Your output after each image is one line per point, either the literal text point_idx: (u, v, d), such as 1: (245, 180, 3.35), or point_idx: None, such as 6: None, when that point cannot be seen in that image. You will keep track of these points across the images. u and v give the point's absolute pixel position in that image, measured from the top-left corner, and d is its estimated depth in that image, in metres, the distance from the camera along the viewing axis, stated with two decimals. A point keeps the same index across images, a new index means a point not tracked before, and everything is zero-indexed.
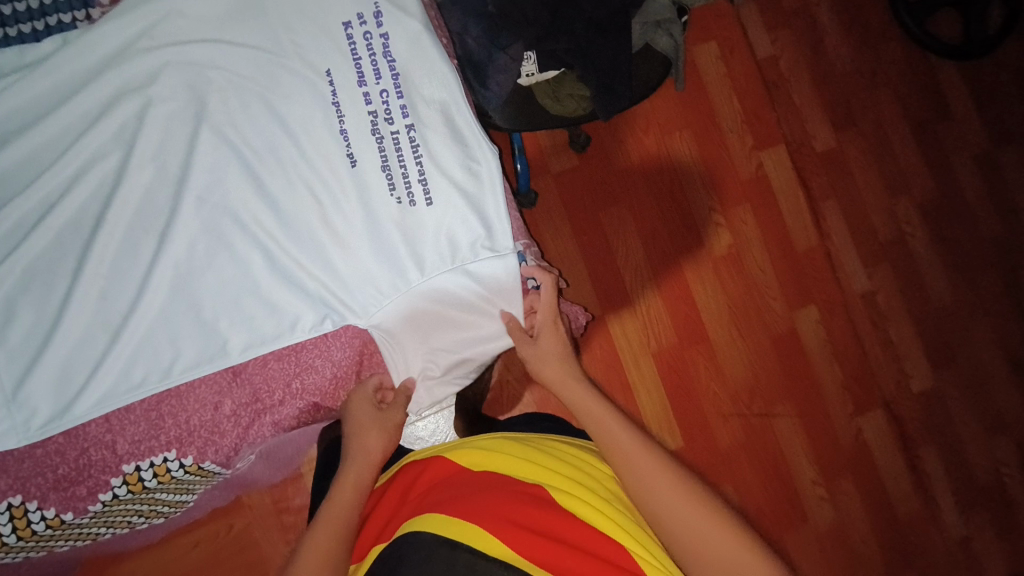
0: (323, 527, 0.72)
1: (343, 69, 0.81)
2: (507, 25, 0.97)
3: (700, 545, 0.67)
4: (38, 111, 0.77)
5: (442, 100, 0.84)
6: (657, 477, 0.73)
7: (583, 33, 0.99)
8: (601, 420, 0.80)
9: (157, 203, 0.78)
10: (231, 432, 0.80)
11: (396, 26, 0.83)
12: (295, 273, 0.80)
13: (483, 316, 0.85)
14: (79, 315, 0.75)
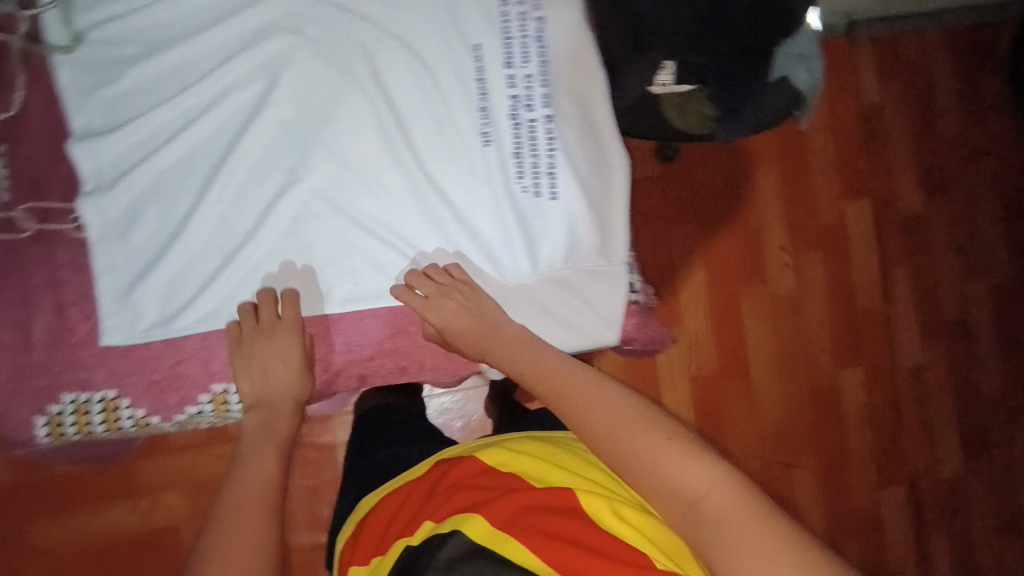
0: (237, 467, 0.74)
1: (493, 46, 0.80)
2: (654, 30, 0.94)
3: (626, 450, 0.63)
4: (195, 25, 0.76)
5: (585, 97, 0.83)
6: (631, 423, 0.65)
7: (726, 52, 0.94)
8: (550, 387, 0.72)
9: (290, 141, 0.78)
10: (317, 374, 0.83)
11: (554, 13, 0.82)
12: (410, 238, 0.81)
13: (583, 325, 0.84)
14: (200, 236, 0.76)
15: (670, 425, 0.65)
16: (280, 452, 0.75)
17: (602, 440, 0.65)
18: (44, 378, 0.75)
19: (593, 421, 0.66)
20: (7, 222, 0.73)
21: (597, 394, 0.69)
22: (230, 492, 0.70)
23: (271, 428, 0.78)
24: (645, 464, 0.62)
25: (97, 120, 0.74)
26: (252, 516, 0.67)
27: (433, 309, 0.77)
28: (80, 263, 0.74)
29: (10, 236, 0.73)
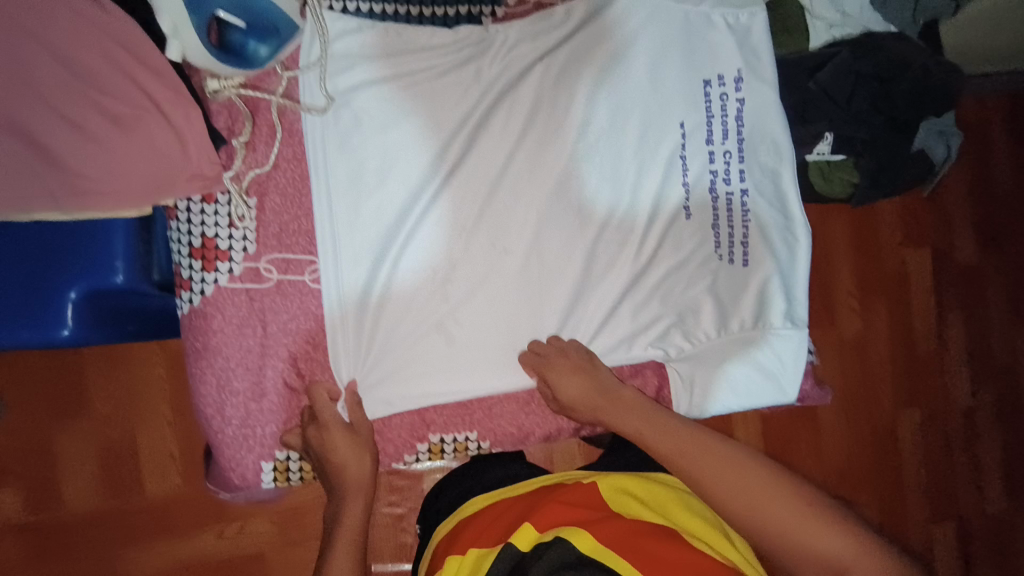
0: (340, 499, 0.80)
1: (697, 124, 0.86)
2: (821, 106, 1.00)
3: (761, 509, 0.68)
4: (433, 94, 0.80)
5: (775, 169, 0.87)
6: (755, 484, 0.70)
7: (884, 127, 1.01)
8: (674, 439, 0.76)
9: (512, 208, 0.83)
10: (528, 430, 0.87)
11: (753, 94, 0.87)
12: (616, 303, 0.86)
13: (782, 380, 0.87)
14: (426, 295, 0.82)
15: (796, 492, 0.69)
16: (356, 505, 0.80)
17: (725, 504, 0.70)
18: (274, 425, 0.79)
19: (721, 493, 0.70)
20: (251, 272, 0.77)
21: (726, 467, 0.72)
22: (335, 526, 0.79)
23: (357, 478, 0.79)
24: (773, 537, 0.67)
25: (340, 181, 0.78)
26: (337, 548, 0.77)
27: (551, 373, 0.81)
28: (314, 314, 0.79)
29: (254, 286, 0.77)
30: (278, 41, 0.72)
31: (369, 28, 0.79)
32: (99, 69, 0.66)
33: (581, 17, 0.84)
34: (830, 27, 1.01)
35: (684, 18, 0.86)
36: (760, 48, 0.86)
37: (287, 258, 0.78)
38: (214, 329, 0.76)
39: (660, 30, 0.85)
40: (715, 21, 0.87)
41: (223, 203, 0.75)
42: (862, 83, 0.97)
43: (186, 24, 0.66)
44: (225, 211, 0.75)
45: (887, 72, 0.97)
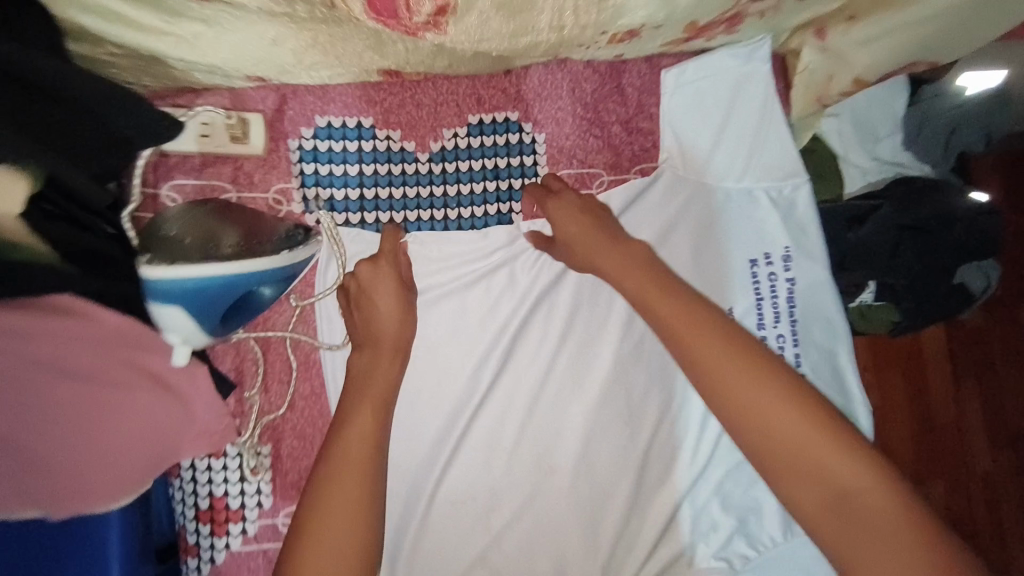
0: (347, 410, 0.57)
1: (746, 307, 0.79)
2: (857, 256, 0.94)
3: (788, 436, 0.53)
4: (463, 305, 0.74)
5: (832, 349, 0.81)
6: (792, 438, 0.53)
7: (922, 276, 0.92)
8: (715, 378, 0.55)
9: (551, 423, 0.75)
10: None
11: (803, 273, 0.80)
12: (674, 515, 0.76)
13: None
14: (465, 524, 0.73)
15: (851, 458, 0.52)
16: (362, 436, 0.55)
17: (753, 438, 0.54)
18: None
19: (750, 408, 0.54)
20: (268, 528, 0.68)
21: (738, 382, 0.54)
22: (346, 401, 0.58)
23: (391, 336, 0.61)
24: (810, 476, 0.52)
25: None
26: (348, 431, 0.55)
27: (547, 208, 0.68)
28: None
29: (272, 544, 0.67)
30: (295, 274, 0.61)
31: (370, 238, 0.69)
32: (84, 352, 0.55)
33: (620, 203, 0.76)
34: (864, 173, 0.97)
35: (725, 196, 0.80)
36: (807, 223, 0.80)
37: None
38: None
39: (699, 213, 0.79)
40: (758, 197, 0.80)
41: (232, 457, 0.67)
42: (898, 236, 0.90)
43: (201, 330, 0.57)
44: (235, 464, 0.67)
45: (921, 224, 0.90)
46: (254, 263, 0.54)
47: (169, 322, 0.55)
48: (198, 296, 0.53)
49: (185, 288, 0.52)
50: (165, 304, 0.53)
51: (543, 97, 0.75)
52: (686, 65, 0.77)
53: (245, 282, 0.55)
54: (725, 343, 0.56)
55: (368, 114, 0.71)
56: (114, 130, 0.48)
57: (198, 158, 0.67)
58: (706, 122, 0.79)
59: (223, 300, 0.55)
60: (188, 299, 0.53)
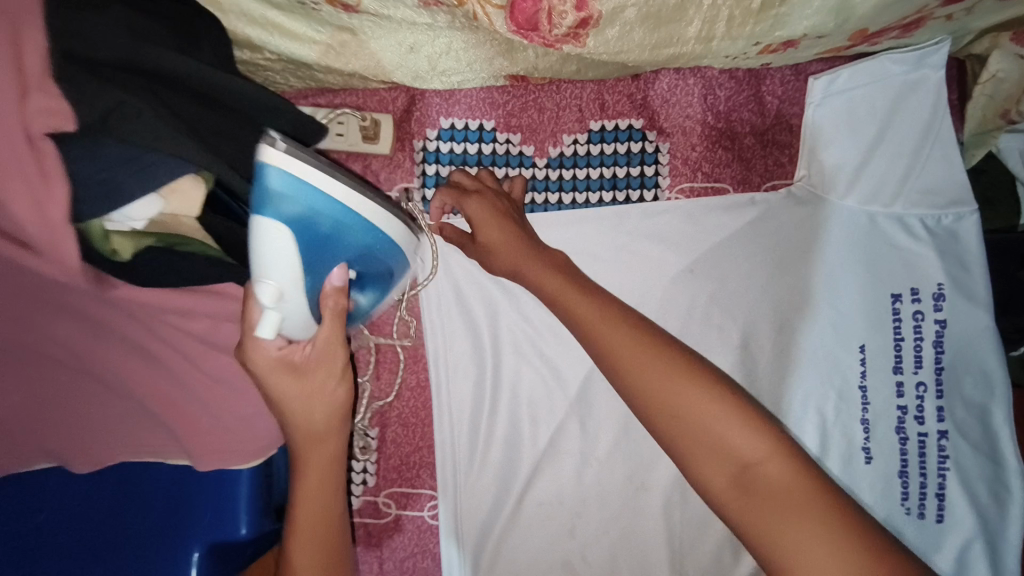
0: (299, 475, 0.57)
1: (882, 348, 0.70)
2: None
3: (646, 373, 0.51)
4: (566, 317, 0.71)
5: (985, 406, 0.69)
6: (648, 382, 0.51)
7: None
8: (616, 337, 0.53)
9: (645, 446, 0.71)
10: None
11: (958, 315, 0.69)
12: None
13: None
14: (547, 540, 0.71)
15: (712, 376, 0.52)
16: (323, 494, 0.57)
17: (616, 371, 0.53)
18: None
19: (606, 345, 0.54)
20: (369, 505, 0.73)
21: (609, 338, 0.54)
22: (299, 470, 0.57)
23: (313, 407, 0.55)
24: (615, 364, 0.53)
25: (462, 409, 0.71)
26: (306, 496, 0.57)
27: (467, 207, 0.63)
28: (429, 550, 0.73)
29: (373, 520, 0.73)
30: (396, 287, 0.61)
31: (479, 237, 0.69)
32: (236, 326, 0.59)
33: (743, 219, 0.71)
34: None
35: (871, 220, 0.70)
36: (969, 258, 0.69)
37: (406, 492, 0.73)
38: None
39: (838, 236, 0.70)
40: (911, 223, 0.70)
41: None
42: None
43: (293, 271, 0.50)
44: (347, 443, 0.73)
45: None
46: (383, 213, 0.51)
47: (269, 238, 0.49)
48: (313, 218, 0.48)
49: (309, 196, 0.47)
50: (275, 217, 0.48)
51: (671, 104, 0.71)
52: (839, 71, 0.69)
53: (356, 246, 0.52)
54: (599, 303, 0.57)
55: (491, 117, 0.71)
56: (269, 134, 0.53)
57: (332, 155, 0.71)
58: (858, 137, 0.70)
59: (332, 241, 0.50)
60: (302, 224, 0.48)
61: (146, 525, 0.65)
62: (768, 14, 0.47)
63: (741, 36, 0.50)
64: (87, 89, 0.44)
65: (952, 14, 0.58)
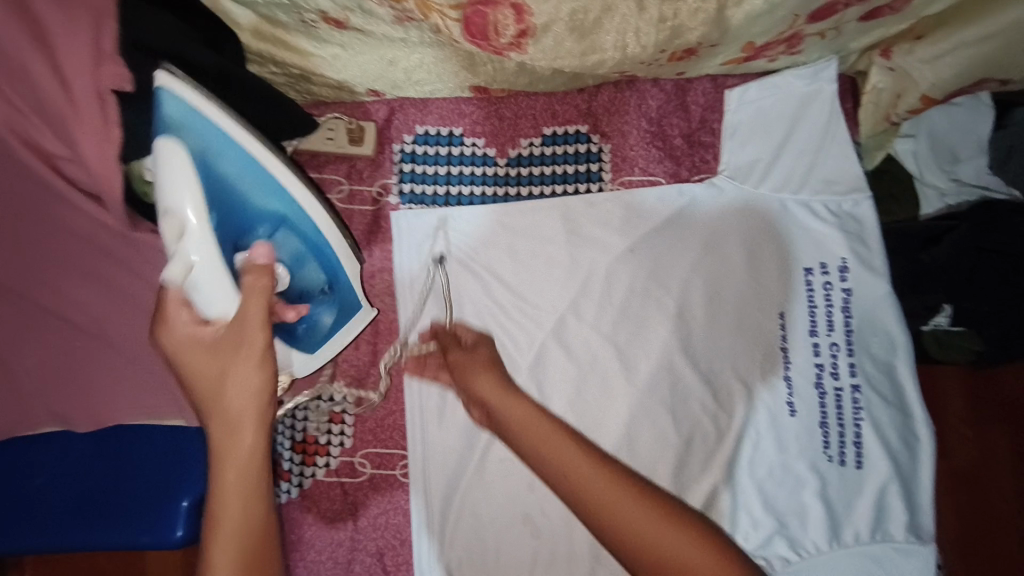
0: (218, 465, 0.56)
1: (800, 314, 0.82)
2: (939, 274, 0.91)
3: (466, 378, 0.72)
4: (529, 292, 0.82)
5: (890, 362, 0.80)
6: (487, 394, 0.70)
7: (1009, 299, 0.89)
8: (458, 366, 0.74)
9: (596, 407, 0.80)
10: None
11: (860, 284, 0.81)
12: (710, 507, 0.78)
13: None
14: (512, 495, 0.79)
15: (622, 471, 0.60)
16: (242, 496, 0.56)
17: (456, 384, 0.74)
18: None
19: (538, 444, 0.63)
20: (347, 465, 0.81)
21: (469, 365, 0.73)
22: (221, 455, 0.56)
23: (243, 392, 0.56)
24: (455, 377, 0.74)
25: (432, 374, 0.80)
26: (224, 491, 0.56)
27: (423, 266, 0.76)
28: (402, 506, 0.80)
29: (349, 479, 0.80)
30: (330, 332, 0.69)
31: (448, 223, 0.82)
32: None
33: (674, 206, 0.83)
34: (943, 195, 0.95)
35: (782, 206, 0.84)
36: (867, 237, 0.82)
37: (380, 452, 0.81)
38: (310, 522, 0.80)
39: (754, 219, 0.83)
40: (816, 209, 0.83)
41: (326, 400, 0.81)
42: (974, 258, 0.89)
43: (192, 204, 0.55)
44: (329, 406, 0.81)
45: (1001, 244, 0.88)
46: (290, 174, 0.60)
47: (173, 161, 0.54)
48: (225, 163, 0.57)
49: (217, 136, 0.56)
50: (176, 145, 0.54)
51: (611, 112, 0.85)
52: (749, 84, 0.83)
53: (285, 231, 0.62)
54: (534, 406, 0.66)
55: (459, 123, 0.84)
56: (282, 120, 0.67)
57: (322, 156, 0.83)
58: (769, 138, 0.84)
59: (238, 184, 0.57)
60: (204, 155, 0.55)
61: (142, 482, 0.72)
62: (666, 25, 0.62)
63: (650, 45, 0.65)
64: (151, 67, 0.55)
65: (824, 32, 0.73)
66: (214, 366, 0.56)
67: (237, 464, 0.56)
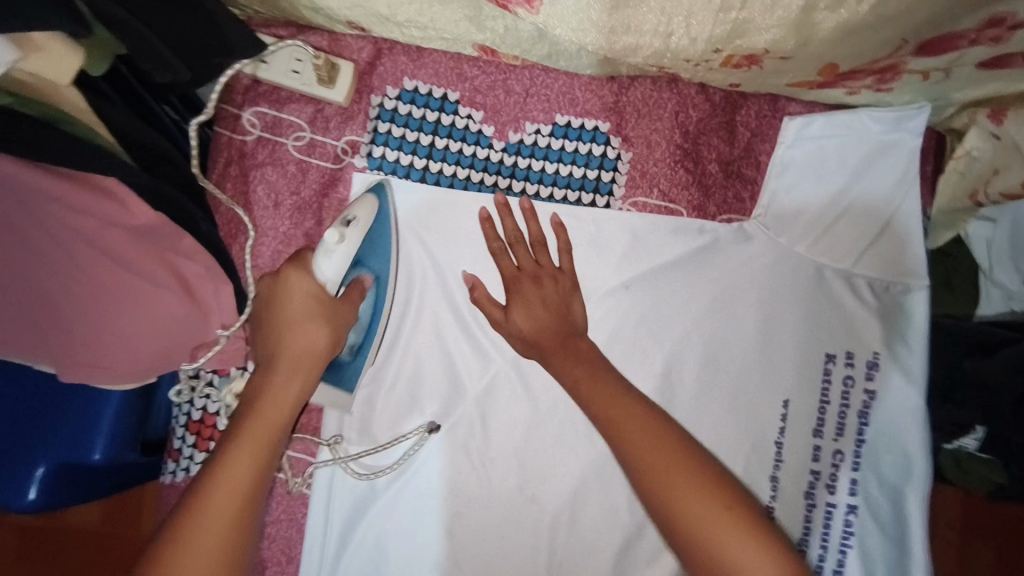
0: (280, 330, 0.59)
1: (808, 407, 0.67)
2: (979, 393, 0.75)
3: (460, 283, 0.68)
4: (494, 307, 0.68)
5: (899, 488, 0.66)
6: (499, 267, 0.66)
7: None
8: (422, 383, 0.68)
9: (544, 462, 0.67)
10: None
11: (889, 389, 0.67)
12: None
13: None
14: (424, 538, 0.67)
15: (722, 487, 0.52)
16: (249, 457, 0.54)
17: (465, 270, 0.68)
18: None
19: (624, 423, 0.56)
20: None
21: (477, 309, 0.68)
22: (273, 357, 0.58)
23: (304, 353, 0.58)
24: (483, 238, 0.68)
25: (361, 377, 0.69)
26: (233, 454, 0.53)
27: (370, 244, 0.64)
28: (294, 522, 0.68)
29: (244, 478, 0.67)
30: (361, 349, 0.66)
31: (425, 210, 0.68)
32: (126, 237, 0.54)
33: (690, 246, 0.69)
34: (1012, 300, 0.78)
35: (819, 275, 0.68)
36: (912, 334, 0.67)
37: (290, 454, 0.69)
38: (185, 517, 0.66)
39: (782, 284, 0.68)
40: (859, 287, 0.68)
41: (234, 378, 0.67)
42: None
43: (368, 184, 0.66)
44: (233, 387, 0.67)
45: None
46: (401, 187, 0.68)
47: (360, 215, 0.61)
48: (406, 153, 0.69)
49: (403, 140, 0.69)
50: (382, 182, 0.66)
51: (642, 115, 0.69)
52: (815, 117, 0.68)
53: (354, 246, 0.60)
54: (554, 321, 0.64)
55: (456, 88, 0.69)
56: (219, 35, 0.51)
57: (286, 91, 0.68)
58: (823, 186, 0.68)
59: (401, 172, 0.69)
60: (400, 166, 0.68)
61: None
62: (730, 16, 0.46)
63: (699, 40, 0.50)
64: None
65: (929, 72, 0.57)
66: (277, 325, 0.59)
67: (285, 381, 0.58)
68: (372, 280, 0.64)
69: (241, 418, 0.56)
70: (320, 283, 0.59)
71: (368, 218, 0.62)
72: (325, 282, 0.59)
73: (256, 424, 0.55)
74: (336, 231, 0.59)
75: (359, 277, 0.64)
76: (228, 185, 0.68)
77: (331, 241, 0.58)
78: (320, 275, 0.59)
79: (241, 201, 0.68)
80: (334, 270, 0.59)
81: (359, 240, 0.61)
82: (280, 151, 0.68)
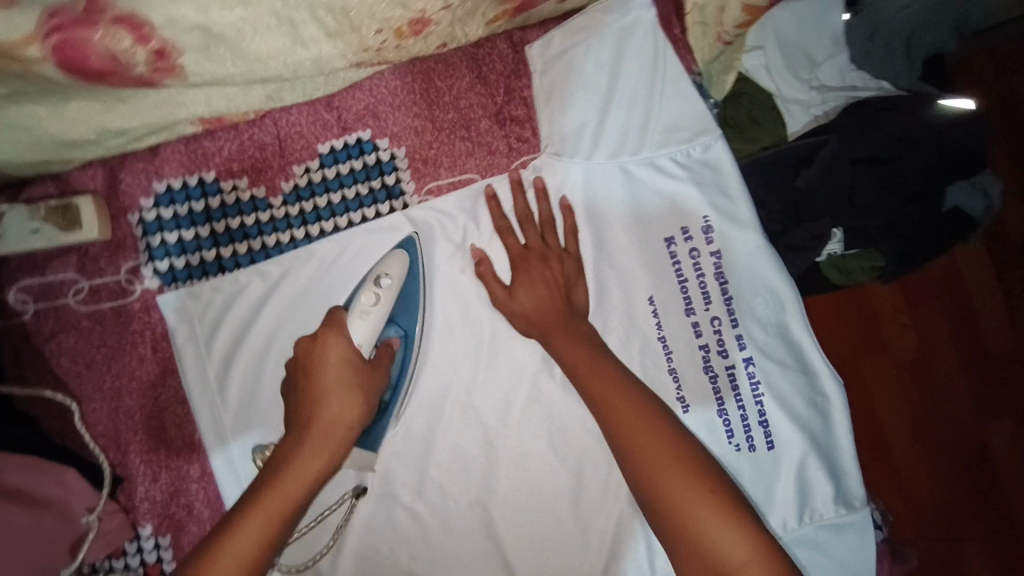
0: (318, 396, 0.57)
1: (670, 294, 0.70)
2: (827, 205, 0.75)
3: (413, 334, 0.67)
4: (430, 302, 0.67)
5: (781, 322, 0.70)
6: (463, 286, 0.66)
7: (896, 203, 0.74)
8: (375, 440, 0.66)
9: (472, 467, 0.67)
10: None
11: (730, 242, 0.69)
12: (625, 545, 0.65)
13: None
14: None
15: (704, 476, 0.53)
16: (267, 511, 0.52)
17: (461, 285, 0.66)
18: None
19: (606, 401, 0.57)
20: None
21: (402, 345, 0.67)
22: (300, 444, 0.55)
23: (334, 421, 0.56)
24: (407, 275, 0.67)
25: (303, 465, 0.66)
26: (247, 521, 0.51)
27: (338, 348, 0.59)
28: None
29: None
30: (388, 408, 0.66)
31: (237, 297, 0.65)
32: None
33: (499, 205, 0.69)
34: (807, 108, 0.83)
35: (622, 173, 0.70)
36: (729, 185, 0.70)
37: None
38: None
39: (598, 195, 0.70)
40: (664, 166, 0.70)
41: (133, 552, 0.64)
42: (853, 178, 0.74)
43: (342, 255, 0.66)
44: (136, 560, 0.64)
45: (879, 154, 0.74)
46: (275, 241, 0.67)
47: (393, 273, 0.64)
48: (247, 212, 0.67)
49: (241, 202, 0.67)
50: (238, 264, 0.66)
51: (394, 108, 0.68)
52: (551, 36, 0.69)
53: (382, 312, 0.62)
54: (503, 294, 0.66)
55: (208, 168, 0.66)
56: None
57: (40, 253, 0.64)
58: (590, 93, 0.69)
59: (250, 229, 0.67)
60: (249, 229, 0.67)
61: None
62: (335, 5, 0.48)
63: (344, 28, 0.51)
64: None
65: None
66: (312, 394, 0.57)
67: (300, 477, 0.54)
68: (401, 340, 0.66)
69: (260, 487, 0.53)
70: (354, 347, 0.61)
71: (402, 274, 0.64)
72: (359, 345, 0.61)
73: (274, 492, 0.53)
74: (370, 295, 0.62)
75: (387, 340, 0.65)
76: (30, 371, 0.64)
77: (365, 304, 0.62)
78: (354, 339, 0.61)
79: (51, 380, 0.64)
80: (366, 333, 0.61)
81: (391, 302, 0.63)
82: (66, 312, 0.65)
